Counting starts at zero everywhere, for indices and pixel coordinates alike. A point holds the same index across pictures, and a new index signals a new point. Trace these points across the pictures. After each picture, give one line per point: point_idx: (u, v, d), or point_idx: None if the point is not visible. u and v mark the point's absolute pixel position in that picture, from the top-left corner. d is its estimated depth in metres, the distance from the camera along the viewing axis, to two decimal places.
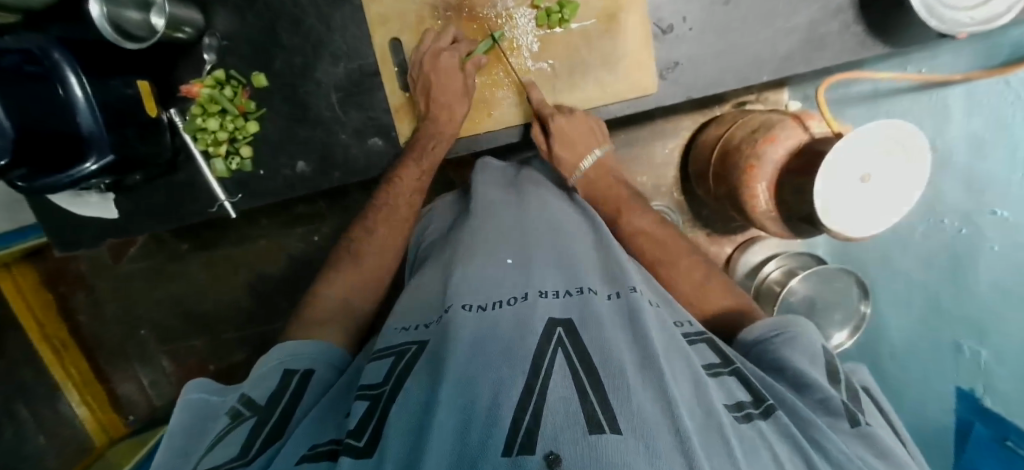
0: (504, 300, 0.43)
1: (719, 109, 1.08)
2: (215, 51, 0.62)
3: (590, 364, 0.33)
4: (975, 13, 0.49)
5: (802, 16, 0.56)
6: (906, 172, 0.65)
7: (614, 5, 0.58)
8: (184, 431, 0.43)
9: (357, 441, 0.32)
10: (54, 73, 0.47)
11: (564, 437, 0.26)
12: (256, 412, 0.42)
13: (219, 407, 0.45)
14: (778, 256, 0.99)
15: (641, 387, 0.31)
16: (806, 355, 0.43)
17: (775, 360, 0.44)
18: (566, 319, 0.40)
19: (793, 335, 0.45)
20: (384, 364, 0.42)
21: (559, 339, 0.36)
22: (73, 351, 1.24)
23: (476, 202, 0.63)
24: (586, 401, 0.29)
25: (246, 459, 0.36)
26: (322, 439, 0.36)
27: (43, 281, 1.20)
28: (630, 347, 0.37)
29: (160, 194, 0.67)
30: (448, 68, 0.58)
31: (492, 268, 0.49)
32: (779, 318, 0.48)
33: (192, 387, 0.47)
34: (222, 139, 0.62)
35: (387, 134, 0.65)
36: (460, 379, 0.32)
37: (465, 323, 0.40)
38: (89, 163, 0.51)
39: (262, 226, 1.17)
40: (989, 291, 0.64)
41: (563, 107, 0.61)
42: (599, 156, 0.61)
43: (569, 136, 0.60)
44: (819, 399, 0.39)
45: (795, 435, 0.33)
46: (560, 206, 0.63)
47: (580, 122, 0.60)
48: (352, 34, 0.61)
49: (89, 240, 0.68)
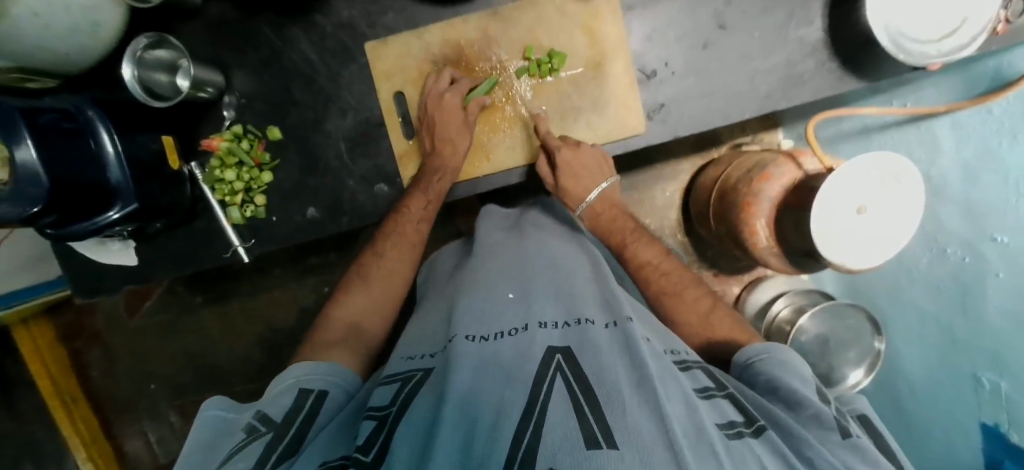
0: (504, 331, 0.44)
1: (715, 151, 1.12)
2: (234, 108, 0.68)
3: (586, 385, 0.34)
4: (940, 45, 0.52)
5: (777, 57, 0.60)
6: (904, 202, 0.65)
7: (600, 54, 0.62)
8: (197, 452, 0.43)
9: (366, 456, 0.35)
10: (87, 128, 0.52)
11: (561, 454, 0.27)
12: (269, 429, 0.43)
13: (234, 422, 0.46)
14: (786, 294, 0.97)
15: (636, 405, 0.32)
16: (796, 376, 0.45)
17: (768, 381, 0.45)
18: (564, 347, 0.41)
19: (778, 359, 0.48)
20: (391, 389, 0.43)
21: (558, 365, 0.37)
22: (82, 404, 1.24)
23: (478, 245, 0.65)
24: (583, 420, 0.30)
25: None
26: (332, 456, 0.38)
27: (59, 335, 1.23)
28: (627, 371, 0.37)
29: (179, 242, 0.70)
30: (452, 107, 0.62)
31: (491, 302, 0.50)
32: (765, 345, 0.51)
33: (211, 403, 0.48)
34: (239, 189, 0.66)
35: (392, 180, 0.68)
36: (463, 403, 0.34)
37: (466, 352, 0.41)
38: (112, 212, 0.55)
39: (274, 276, 1.20)
40: (997, 318, 0.63)
41: (569, 139, 0.63)
42: (605, 188, 0.65)
43: (576, 170, 0.63)
44: (813, 414, 0.40)
45: (785, 453, 0.35)
46: (560, 243, 0.65)
47: (588, 153, 0.63)
48: (359, 89, 0.67)
49: (111, 286, 0.71)
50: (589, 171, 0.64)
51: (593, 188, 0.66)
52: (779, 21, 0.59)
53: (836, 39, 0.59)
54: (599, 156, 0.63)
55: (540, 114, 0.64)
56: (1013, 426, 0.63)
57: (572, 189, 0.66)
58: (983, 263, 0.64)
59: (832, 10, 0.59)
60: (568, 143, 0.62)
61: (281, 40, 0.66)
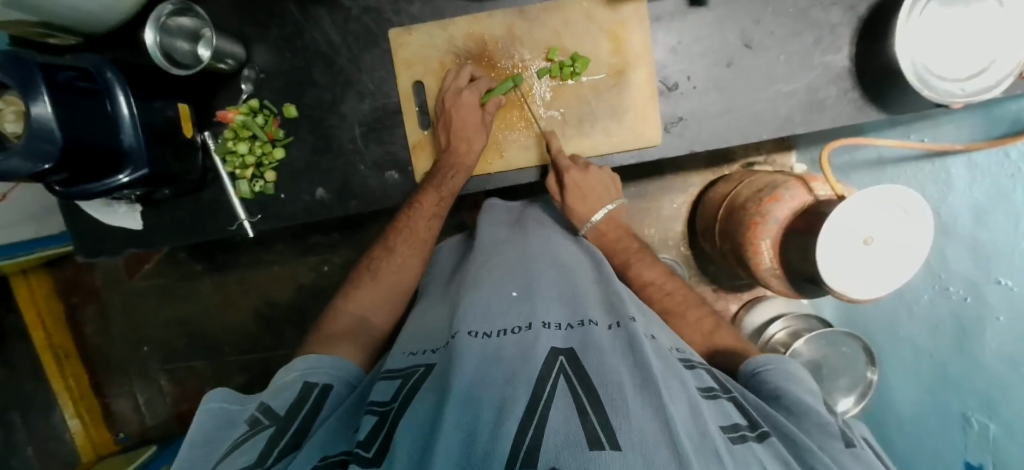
0: (508, 329, 0.45)
1: (726, 168, 1.11)
2: (252, 82, 0.67)
3: (589, 385, 0.36)
4: (966, 85, 0.51)
5: (800, 81, 0.60)
6: (912, 234, 0.65)
7: (623, 62, 0.62)
8: (202, 441, 0.44)
9: (366, 452, 0.35)
10: (105, 90, 0.52)
11: (564, 454, 0.28)
12: (273, 422, 0.44)
13: (238, 414, 0.47)
14: (783, 317, 0.97)
15: (639, 407, 0.33)
16: (801, 386, 0.46)
17: (771, 387, 0.46)
18: (567, 348, 0.42)
19: (783, 366, 0.48)
20: (392, 385, 0.44)
21: (562, 367, 0.38)
22: (74, 361, 1.24)
23: (482, 241, 0.65)
24: (586, 420, 0.31)
25: (264, 466, 0.38)
26: (333, 451, 0.38)
27: (57, 290, 1.23)
28: (631, 371, 0.38)
29: (186, 211, 0.70)
30: (467, 105, 0.62)
31: (497, 299, 0.50)
32: (774, 354, 0.51)
33: (213, 395, 0.49)
34: (249, 163, 0.66)
35: (404, 169, 0.68)
36: (466, 397, 0.35)
37: (470, 348, 0.41)
38: (122, 175, 0.55)
39: (275, 252, 1.20)
40: (993, 360, 0.63)
41: (580, 161, 0.64)
42: (610, 211, 0.65)
43: (583, 190, 0.63)
44: (818, 423, 0.41)
45: (787, 457, 0.35)
46: (565, 244, 0.65)
47: (593, 176, 0.63)
48: (379, 75, 0.66)
49: (112, 249, 0.71)
50: (596, 192, 0.64)
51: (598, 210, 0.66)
52: (806, 45, 0.59)
53: (861, 68, 0.59)
54: (605, 178, 0.65)
55: (548, 131, 0.64)
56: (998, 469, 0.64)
57: (578, 210, 0.66)
58: (983, 306, 0.64)
59: (861, 40, 0.58)
60: (579, 165, 0.63)
61: (305, 18, 0.66)
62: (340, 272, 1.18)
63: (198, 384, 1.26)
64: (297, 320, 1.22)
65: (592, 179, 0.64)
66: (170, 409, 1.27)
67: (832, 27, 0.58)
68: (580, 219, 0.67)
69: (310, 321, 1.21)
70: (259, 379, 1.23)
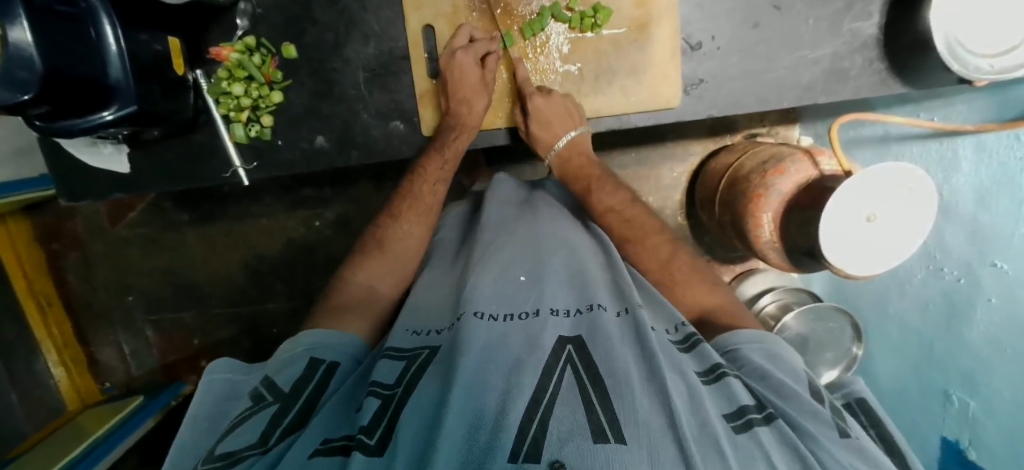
0: (516, 314, 0.45)
1: (729, 139, 1.11)
2: (248, 17, 0.62)
3: (595, 374, 0.36)
4: (996, 61, 0.49)
5: (826, 47, 0.58)
6: (912, 208, 0.66)
7: (647, 16, 0.59)
8: (206, 416, 0.44)
9: (368, 439, 0.33)
10: (88, 16, 0.47)
11: (569, 447, 0.28)
12: (277, 398, 0.43)
13: (245, 385, 0.47)
14: (773, 291, 0.99)
15: (645, 398, 0.33)
16: (787, 369, 0.46)
17: (756, 368, 0.45)
18: (575, 336, 0.42)
19: (769, 348, 0.48)
20: (397, 366, 0.43)
21: (568, 357, 0.38)
22: (57, 309, 1.22)
23: (489, 216, 0.64)
24: (591, 412, 0.31)
25: (264, 447, 0.37)
26: (334, 435, 0.37)
27: (36, 235, 1.19)
28: (638, 361, 0.38)
29: (175, 154, 0.66)
30: (467, 66, 0.59)
31: (503, 283, 0.50)
32: (761, 332, 0.51)
33: (217, 366, 0.48)
34: (245, 106, 0.63)
35: (410, 119, 0.66)
36: (468, 380, 0.35)
37: (477, 330, 0.41)
38: (107, 112, 0.52)
39: (266, 205, 1.17)
40: (981, 341, 0.66)
41: (543, 88, 0.61)
42: (574, 137, 0.61)
43: (543, 115, 0.60)
44: (811, 409, 0.41)
45: (795, 443, 0.35)
46: (572, 224, 0.64)
47: (558, 102, 0.59)
48: (385, 16, 0.62)
49: (96, 192, 0.68)
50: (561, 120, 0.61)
51: (561, 137, 0.62)
52: (837, 9, 0.57)
53: (891, 37, 0.57)
54: (571, 105, 0.61)
55: (517, 58, 0.62)
56: (973, 444, 0.68)
57: (541, 138, 0.63)
58: (976, 289, 0.66)
59: (893, 6, 0.56)
60: (541, 92, 0.61)
61: None
62: (334, 227, 1.17)
63: (186, 336, 1.25)
64: (288, 275, 1.21)
65: (557, 105, 0.60)
66: (159, 359, 1.26)
67: None
68: (545, 147, 0.64)
69: (302, 276, 1.20)
70: (250, 332, 1.24)
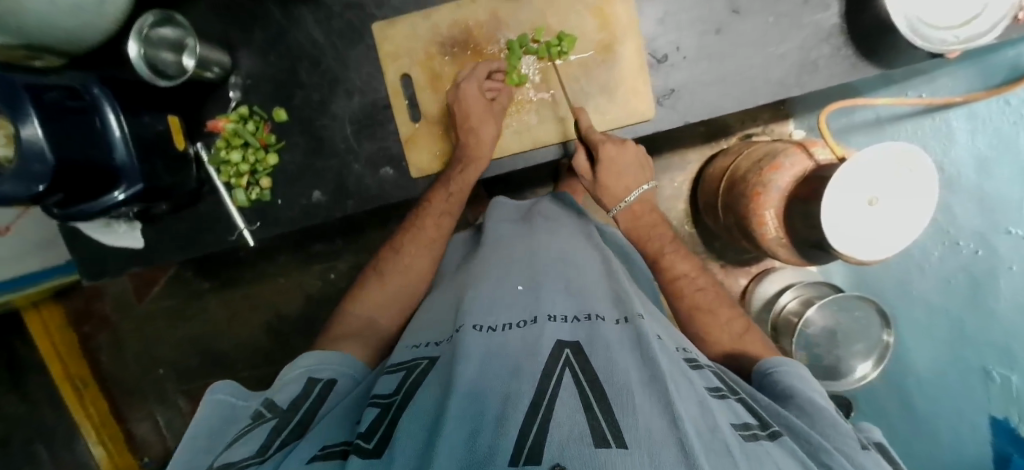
0: (514, 322, 0.45)
1: (724, 142, 1.11)
2: (240, 88, 0.67)
3: (595, 382, 0.35)
4: (960, 31, 0.50)
5: (791, 42, 0.59)
6: (913, 191, 0.65)
7: (610, 37, 0.61)
8: (206, 434, 0.43)
9: (366, 443, 0.34)
10: (93, 106, 0.51)
11: (570, 449, 0.28)
12: (274, 415, 0.44)
13: (243, 411, 0.46)
14: (793, 286, 0.97)
15: (646, 403, 0.33)
16: (812, 388, 0.46)
17: (784, 389, 0.46)
18: (574, 342, 0.41)
19: (797, 369, 0.48)
20: (395, 377, 0.44)
21: (567, 360, 0.38)
22: (93, 389, 1.25)
23: (489, 234, 0.66)
24: (592, 416, 0.31)
25: (263, 458, 0.37)
26: (333, 442, 0.37)
27: (68, 320, 1.24)
28: (639, 367, 0.37)
29: (184, 225, 0.70)
30: (472, 97, 0.61)
31: (502, 292, 0.51)
32: (781, 357, 0.51)
33: (219, 387, 0.48)
34: (244, 171, 0.66)
35: (398, 164, 0.68)
36: (469, 392, 0.35)
37: (476, 341, 0.41)
38: (118, 191, 0.55)
39: (281, 263, 1.21)
40: (1010, 312, 0.62)
41: (614, 136, 0.63)
42: (646, 190, 0.66)
43: (619, 165, 0.63)
44: (830, 424, 0.41)
45: (802, 457, 0.34)
46: (570, 236, 0.65)
47: (631, 150, 0.62)
48: (365, 72, 0.66)
49: (115, 268, 0.71)
50: (630, 172, 0.64)
51: (632, 188, 0.66)
52: (794, 5, 0.58)
53: (852, 23, 0.58)
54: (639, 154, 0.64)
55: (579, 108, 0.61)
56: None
57: (611, 189, 0.66)
58: (997, 259, 0.63)
59: None
60: (613, 140, 0.61)
61: (287, 20, 0.65)
62: (348, 278, 1.18)
63: None
64: (308, 329, 1.22)
65: (629, 153, 0.63)
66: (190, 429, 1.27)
67: None
68: (613, 198, 0.67)
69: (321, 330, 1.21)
70: None
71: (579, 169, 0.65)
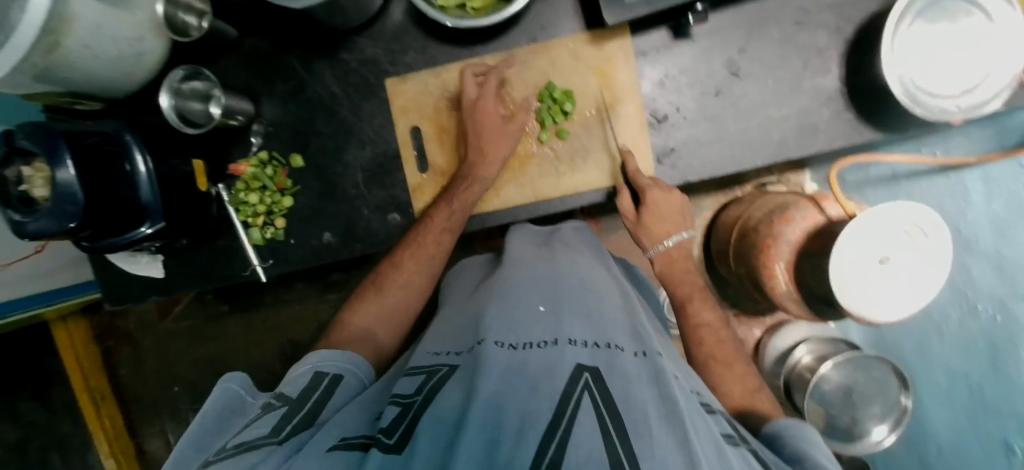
0: (533, 343, 0.43)
1: (738, 190, 1.11)
2: (261, 135, 0.71)
3: (614, 409, 0.33)
4: (961, 101, 0.51)
5: (792, 106, 0.60)
6: (927, 253, 0.64)
7: (610, 97, 0.64)
8: (214, 416, 0.45)
9: (388, 438, 0.35)
10: (125, 150, 0.55)
11: None
12: (285, 403, 0.44)
13: (250, 406, 0.48)
14: (808, 341, 0.92)
15: (664, 438, 0.31)
16: (824, 454, 0.43)
17: (794, 453, 0.43)
18: (594, 366, 0.39)
19: (807, 435, 0.45)
20: (416, 381, 0.44)
21: (586, 384, 0.36)
22: (110, 402, 1.28)
23: (508, 253, 0.64)
24: (610, 443, 0.29)
25: (278, 439, 0.38)
26: (353, 434, 0.38)
27: (93, 334, 1.29)
28: (657, 403, 0.35)
29: (203, 259, 0.73)
30: (489, 116, 0.64)
31: (522, 313, 0.49)
32: (793, 419, 0.48)
33: (231, 377, 0.50)
34: (260, 211, 0.70)
35: (404, 210, 0.70)
36: (490, 401, 0.34)
37: (495, 356, 0.40)
38: (145, 227, 0.58)
39: (298, 290, 1.24)
40: None
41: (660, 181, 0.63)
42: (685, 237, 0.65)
43: (661, 212, 0.63)
44: None
45: None
46: (589, 264, 0.63)
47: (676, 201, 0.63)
48: (378, 123, 0.70)
49: (135, 296, 0.75)
50: (675, 217, 0.64)
51: (672, 234, 0.65)
52: (794, 69, 0.59)
53: (853, 89, 0.58)
54: (684, 206, 0.64)
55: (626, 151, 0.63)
56: None
57: (650, 231, 0.65)
58: None
59: (850, 60, 0.58)
60: (659, 185, 0.62)
61: (308, 73, 0.70)
62: None
63: None
64: None
65: (672, 203, 0.63)
66: None
67: (819, 50, 0.59)
68: (652, 240, 0.66)
69: None
70: None
71: (620, 205, 0.64)
